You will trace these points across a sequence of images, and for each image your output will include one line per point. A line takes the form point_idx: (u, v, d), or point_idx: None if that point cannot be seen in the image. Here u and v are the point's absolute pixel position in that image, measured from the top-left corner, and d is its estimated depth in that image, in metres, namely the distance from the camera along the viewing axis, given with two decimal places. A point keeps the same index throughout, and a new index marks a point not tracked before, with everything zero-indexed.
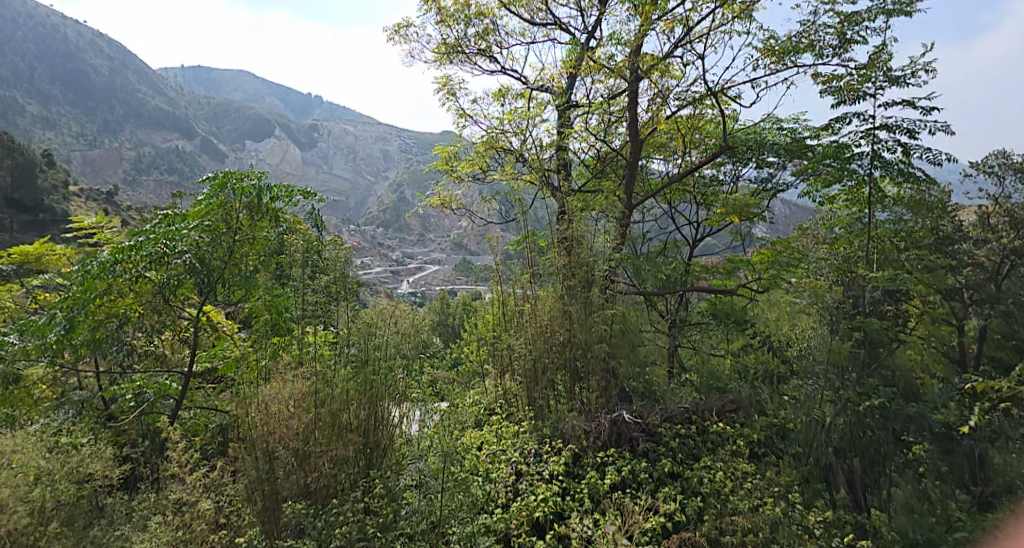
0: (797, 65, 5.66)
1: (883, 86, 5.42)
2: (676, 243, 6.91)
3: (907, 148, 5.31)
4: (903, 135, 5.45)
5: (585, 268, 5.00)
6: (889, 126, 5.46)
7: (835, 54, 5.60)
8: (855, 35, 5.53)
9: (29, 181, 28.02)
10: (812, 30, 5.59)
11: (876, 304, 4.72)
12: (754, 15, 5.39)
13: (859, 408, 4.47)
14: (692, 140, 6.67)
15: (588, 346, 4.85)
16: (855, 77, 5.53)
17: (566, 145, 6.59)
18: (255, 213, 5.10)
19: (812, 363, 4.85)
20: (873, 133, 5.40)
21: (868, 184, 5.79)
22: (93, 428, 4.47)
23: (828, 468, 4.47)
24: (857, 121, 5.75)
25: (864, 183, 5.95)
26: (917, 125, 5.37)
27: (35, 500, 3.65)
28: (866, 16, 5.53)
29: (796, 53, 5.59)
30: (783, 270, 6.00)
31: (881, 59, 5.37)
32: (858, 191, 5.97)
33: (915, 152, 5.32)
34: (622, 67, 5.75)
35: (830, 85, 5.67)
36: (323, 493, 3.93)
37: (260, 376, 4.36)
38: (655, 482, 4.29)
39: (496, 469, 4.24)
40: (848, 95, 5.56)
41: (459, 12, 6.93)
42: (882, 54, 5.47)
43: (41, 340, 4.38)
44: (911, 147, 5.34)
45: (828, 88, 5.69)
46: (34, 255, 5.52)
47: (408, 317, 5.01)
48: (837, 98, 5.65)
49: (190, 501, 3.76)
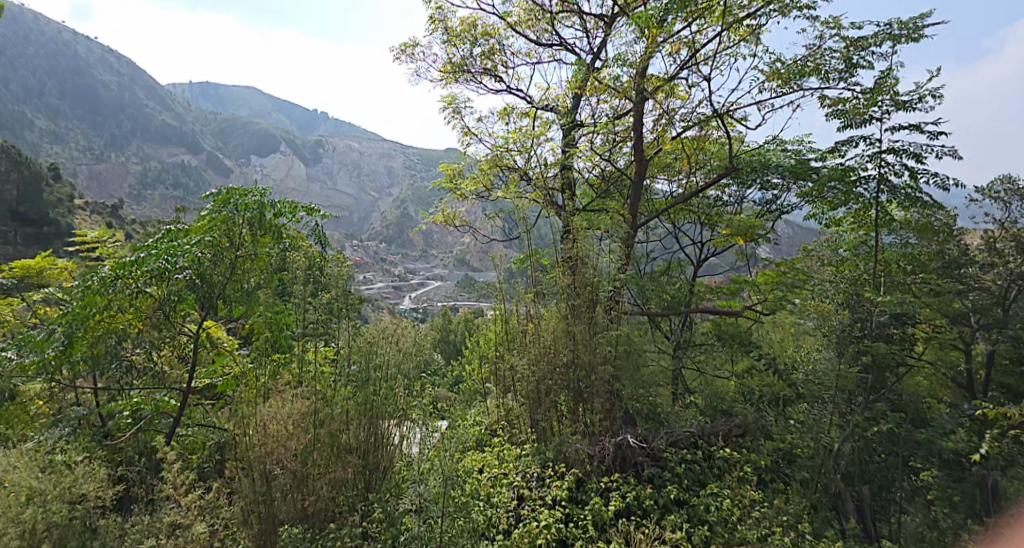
0: (802, 88, 5.65)
1: (889, 110, 5.38)
2: (680, 263, 6.96)
3: (914, 172, 5.14)
4: (910, 159, 5.38)
5: (590, 288, 4.94)
6: (896, 151, 5.37)
7: (841, 78, 5.58)
8: (861, 60, 5.52)
9: (34, 194, 28.17)
10: (817, 54, 5.59)
11: (883, 327, 4.55)
12: (762, 38, 5.40)
13: (867, 433, 4.40)
14: (697, 161, 6.65)
15: (592, 367, 4.76)
16: (862, 101, 5.48)
17: (571, 164, 6.60)
18: (257, 228, 4.99)
19: (818, 389, 4.65)
20: (879, 156, 5.31)
21: (874, 207, 5.61)
22: (88, 446, 4.39)
23: (837, 496, 4.35)
24: (863, 144, 5.67)
25: (870, 207, 5.69)
26: (924, 149, 5.26)
27: (25, 522, 3.58)
28: (873, 41, 5.52)
29: (802, 75, 5.58)
30: (790, 291, 5.81)
31: (888, 84, 5.34)
32: (864, 214, 5.75)
33: (923, 176, 5.14)
34: (628, 88, 5.78)
35: (836, 109, 5.63)
36: (321, 516, 3.88)
37: (260, 395, 4.26)
38: (661, 509, 4.21)
39: (498, 492, 4.15)
40: (854, 118, 5.52)
41: (466, 32, 6.98)
42: (888, 79, 5.45)
43: (39, 357, 4.34)
44: (919, 171, 5.17)
45: (834, 111, 5.66)
46: (36, 269, 5.50)
47: (411, 335, 4.89)
48: (843, 121, 5.60)
49: (184, 524, 3.70)
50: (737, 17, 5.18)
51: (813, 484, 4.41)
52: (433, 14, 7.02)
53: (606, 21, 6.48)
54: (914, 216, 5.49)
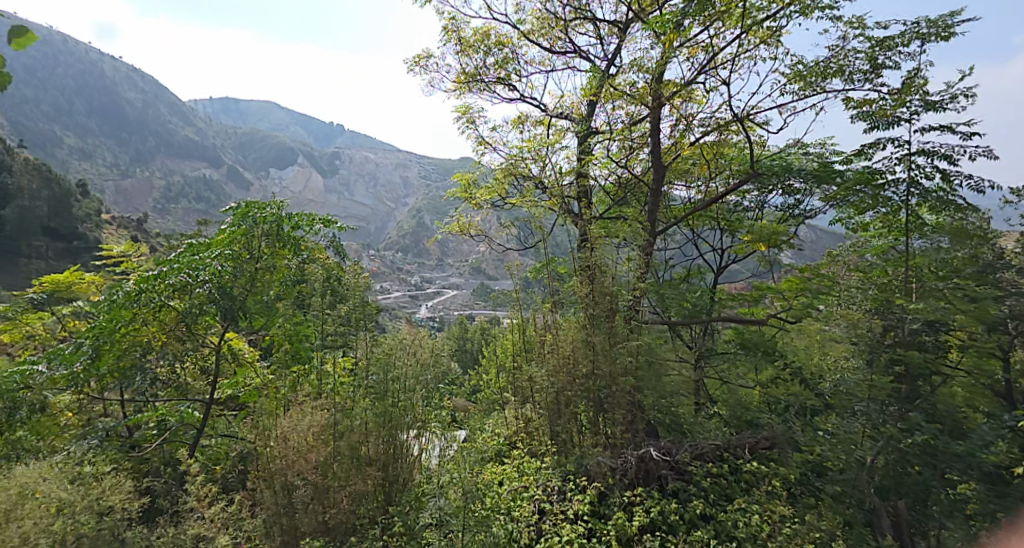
0: (826, 90, 5.52)
1: (918, 110, 5.23)
2: (699, 270, 6.74)
3: (947, 174, 5.07)
4: (941, 161, 5.23)
5: (609, 297, 4.79)
6: (926, 152, 5.22)
7: (865, 79, 5.44)
8: (886, 60, 5.37)
9: (63, 211, 28.87)
10: (841, 55, 5.46)
11: (914, 335, 4.42)
12: (782, 40, 5.29)
13: (902, 445, 4.12)
14: (717, 167, 6.52)
15: (613, 378, 4.62)
16: (889, 102, 5.33)
17: (587, 172, 6.43)
18: (275, 242, 4.99)
19: (848, 401, 4.48)
20: (908, 159, 5.19)
21: (904, 210, 5.52)
22: (115, 458, 4.38)
23: (871, 510, 4.22)
24: (892, 146, 5.54)
25: (900, 210, 5.59)
26: (956, 150, 5.10)
27: (56, 533, 3.52)
28: (899, 41, 5.38)
29: (825, 77, 5.44)
30: (814, 298, 5.50)
31: (916, 83, 5.19)
32: (894, 218, 5.67)
33: (956, 178, 5.08)
34: (644, 93, 5.68)
35: (862, 110, 5.48)
36: (342, 529, 3.84)
37: (280, 407, 4.25)
38: (687, 524, 4.12)
39: (517, 507, 4.08)
40: (881, 120, 5.36)
41: (479, 42, 6.98)
42: (917, 78, 5.29)
43: (68, 370, 4.36)
44: (951, 173, 5.08)
45: (860, 113, 5.51)
46: (64, 284, 5.40)
47: (429, 345, 4.75)
48: (869, 123, 5.46)
49: (209, 536, 3.66)
50: (755, 20, 5.09)
51: (846, 498, 4.23)
52: (446, 25, 7.03)
53: (621, 27, 6.40)
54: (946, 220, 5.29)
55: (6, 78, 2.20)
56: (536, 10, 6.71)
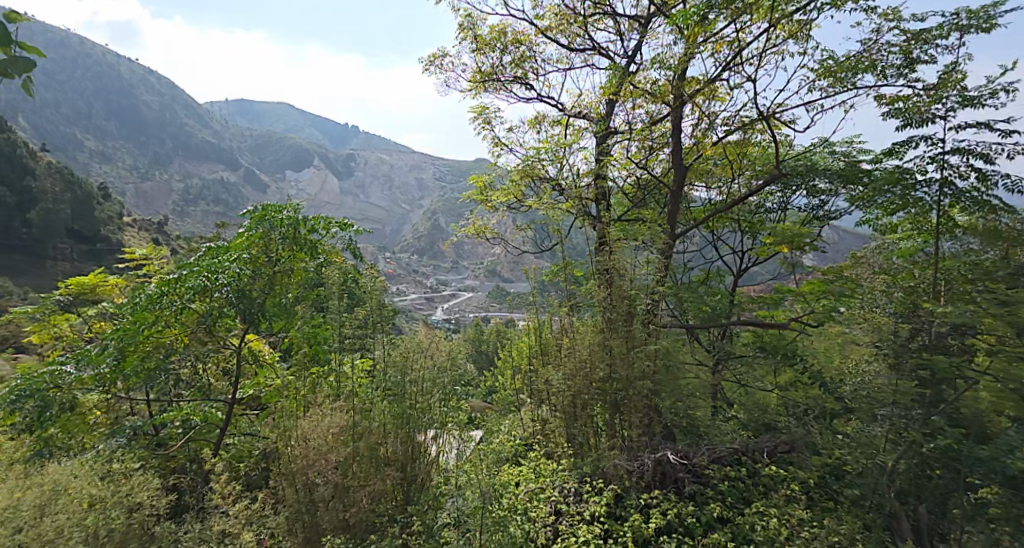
0: (857, 86, 5.02)
1: (954, 107, 4.69)
2: (719, 273, 6.67)
3: (983, 174, 4.88)
4: (979, 162, 4.75)
5: (627, 300, 4.78)
6: (961, 151, 4.80)
7: (899, 74, 5.00)
8: (922, 54, 4.89)
9: (85, 213, 29.32)
10: (873, 49, 4.98)
11: (940, 338, 4.31)
12: (811, 34, 4.96)
13: (923, 450, 3.91)
14: (739, 167, 6.42)
15: (630, 382, 4.66)
16: (924, 98, 4.91)
17: (605, 173, 6.48)
18: (293, 245, 5.06)
19: (870, 405, 4.32)
20: (941, 159, 4.95)
21: (935, 212, 5.26)
22: (143, 456, 4.49)
23: (891, 515, 4.06)
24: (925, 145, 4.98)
25: (931, 211, 5.33)
26: (995, 149, 4.61)
27: (88, 527, 3.60)
28: (937, 33, 4.86)
29: (856, 72, 4.95)
30: (836, 301, 5.36)
31: (953, 78, 4.72)
32: (924, 219, 5.39)
33: (993, 176, 4.89)
34: (666, 91, 5.63)
35: (893, 108, 5.08)
36: (363, 527, 3.88)
37: (300, 408, 4.32)
38: (704, 527, 4.15)
39: (535, 508, 4.08)
40: (915, 117, 4.92)
41: (495, 40, 7.01)
42: (956, 74, 4.81)
43: (95, 370, 4.49)
44: (988, 173, 4.89)
45: (891, 110, 5.10)
46: (90, 285, 5.50)
47: (445, 348, 4.78)
48: (901, 121, 5.03)
49: (233, 533, 3.72)
50: (784, 13, 4.75)
51: (866, 502, 4.15)
52: (463, 23, 7.07)
53: (642, 22, 6.30)
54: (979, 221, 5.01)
55: (32, 93, 2.13)
56: (554, 6, 6.71)
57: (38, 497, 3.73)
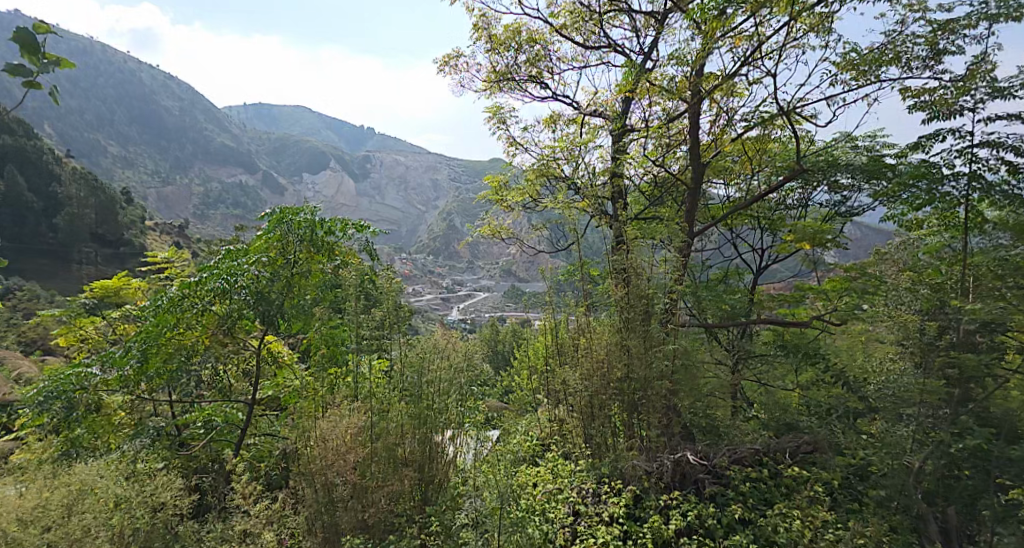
0: (881, 79, 4.92)
1: (984, 98, 4.57)
2: (738, 271, 6.58)
3: (1015, 167, 4.71)
4: (1011, 155, 4.62)
5: (645, 300, 4.69)
6: (991, 144, 4.67)
7: (924, 66, 4.89)
8: (949, 45, 4.79)
9: (109, 217, 29.90)
10: (898, 41, 4.88)
11: (968, 335, 4.11)
12: (833, 27, 4.88)
13: (952, 450, 3.82)
14: (758, 164, 6.34)
15: (647, 382, 4.59)
16: (952, 90, 4.79)
17: (622, 171, 6.44)
18: (311, 247, 5.10)
19: (895, 405, 4.21)
20: (970, 152, 4.81)
21: (963, 206, 5.10)
22: (166, 456, 4.56)
23: (919, 517, 3.92)
24: (952, 139, 4.85)
25: (960, 205, 5.19)
26: None
27: (114, 526, 3.66)
28: (965, 23, 4.74)
29: (880, 65, 4.86)
30: (859, 297, 5.37)
31: (982, 68, 4.59)
32: (952, 214, 5.25)
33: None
34: (682, 87, 5.57)
35: (920, 100, 4.96)
36: (382, 527, 3.89)
37: (319, 408, 4.38)
38: (725, 528, 4.11)
39: (553, 509, 4.06)
40: (942, 110, 4.81)
41: (510, 39, 6.99)
42: (985, 64, 4.66)
43: (120, 372, 4.56)
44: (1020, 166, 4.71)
45: (916, 103, 4.99)
46: (113, 288, 5.60)
47: (463, 349, 4.78)
48: (929, 113, 4.90)
49: (254, 532, 3.75)
50: (806, 6, 4.67)
51: (893, 504, 4.01)
52: (478, 23, 7.07)
53: (658, 18, 6.23)
54: (1008, 216, 4.72)
55: (54, 99, 2.14)
56: (569, 4, 6.69)
57: (66, 496, 3.80)
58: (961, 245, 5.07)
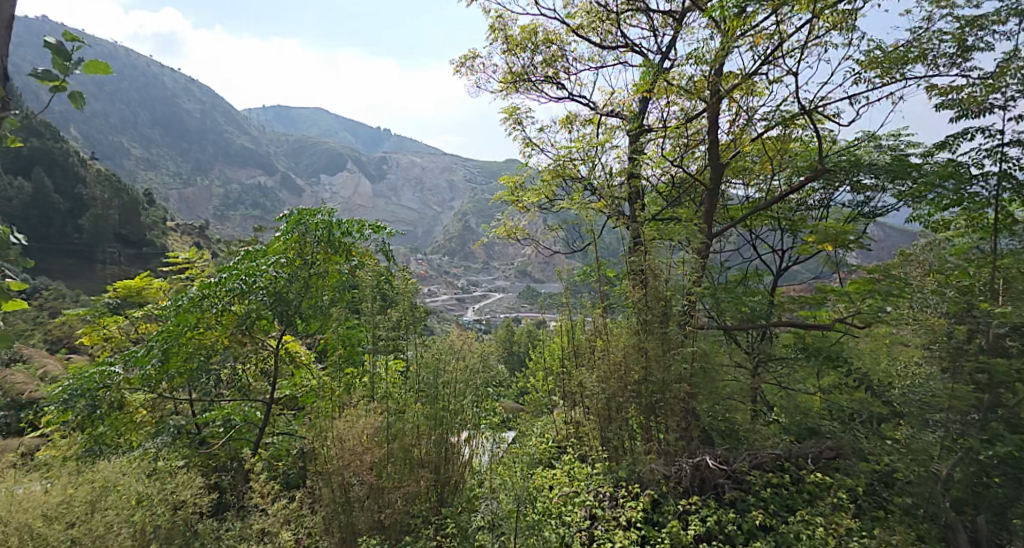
0: (907, 78, 4.82)
1: (1015, 96, 4.46)
2: (757, 273, 6.50)
3: None
4: None
5: (663, 301, 4.65)
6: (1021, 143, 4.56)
7: (951, 63, 4.76)
8: (978, 41, 4.67)
9: (131, 218, 30.40)
10: (924, 38, 4.78)
11: (998, 339, 3.93)
12: (855, 24, 4.79)
13: (981, 458, 3.70)
14: (778, 164, 6.25)
15: (665, 385, 4.53)
16: (980, 88, 4.69)
17: (639, 172, 6.40)
18: (329, 248, 5.12)
19: (920, 410, 4.05)
20: (1001, 151, 4.71)
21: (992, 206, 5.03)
22: (186, 453, 4.62)
23: (946, 526, 3.84)
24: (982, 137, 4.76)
25: (989, 206, 5.10)
26: None
27: (136, 523, 3.70)
28: (995, 18, 4.61)
29: (905, 63, 4.76)
30: (882, 300, 5.23)
31: (1012, 64, 4.46)
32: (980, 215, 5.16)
33: None
34: (700, 87, 5.51)
35: (948, 99, 4.85)
36: (399, 527, 3.91)
37: (335, 408, 4.40)
38: (746, 535, 4.05)
39: (570, 512, 4.06)
40: (971, 108, 4.70)
41: (527, 40, 6.98)
42: (1017, 58, 4.50)
43: (141, 371, 4.62)
44: None
45: (943, 102, 4.88)
46: (135, 288, 5.66)
47: (478, 350, 4.75)
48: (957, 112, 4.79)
49: (272, 531, 3.76)
50: (828, 4, 4.59)
51: (920, 512, 3.93)
52: (494, 24, 7.06)
53: (676, 17, 6.17)
54: None
55: (80, 106, 2.19)
56: (586, 4, 6.65)
57: (89, 493, 3.85)
58: (989, 246, 4.96)
